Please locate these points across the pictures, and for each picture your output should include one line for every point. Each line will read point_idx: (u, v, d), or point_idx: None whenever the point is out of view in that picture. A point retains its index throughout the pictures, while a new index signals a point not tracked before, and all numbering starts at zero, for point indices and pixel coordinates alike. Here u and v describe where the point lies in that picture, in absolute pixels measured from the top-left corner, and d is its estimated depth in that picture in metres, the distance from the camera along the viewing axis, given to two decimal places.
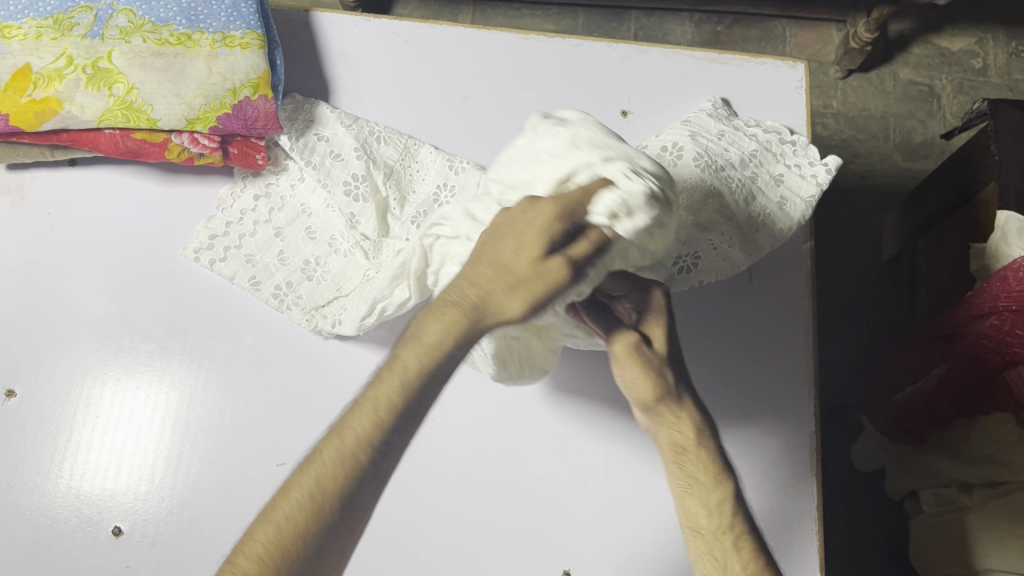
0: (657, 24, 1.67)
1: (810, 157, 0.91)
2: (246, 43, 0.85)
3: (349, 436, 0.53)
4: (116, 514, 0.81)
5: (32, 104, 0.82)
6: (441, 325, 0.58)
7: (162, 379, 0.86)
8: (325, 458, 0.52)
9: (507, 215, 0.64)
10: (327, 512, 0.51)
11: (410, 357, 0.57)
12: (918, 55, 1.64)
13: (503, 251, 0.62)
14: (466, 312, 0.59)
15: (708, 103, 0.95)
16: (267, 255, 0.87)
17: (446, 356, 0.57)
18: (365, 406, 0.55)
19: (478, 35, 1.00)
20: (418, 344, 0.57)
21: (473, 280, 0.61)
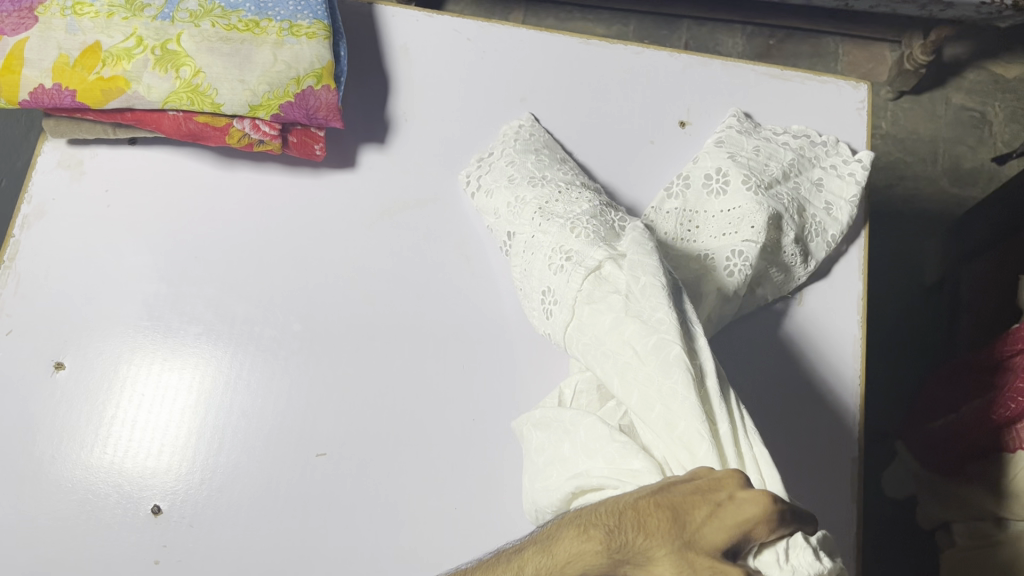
0: (708, 35, 1.65)
1: (842, 155, 0.92)
2: (312, 33, 0.86)
3: None
4: (156, 493, 0.82)
5: (99, 82, 0.83)
6: (578, 539, 0.49)
7: (209, 363, 0.86)
8: None
9: (713, 477, 0.52)
10: None
11: (532, 561, 0.50)
12: (972, 81, 1.61)
13: (694, 514, 0.50)
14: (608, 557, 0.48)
15: (730, 117, 0.93)
16: (490, 208, 0.88)
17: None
18: None
19: (538, 37, 0.99)
20: (548, 556, 0.50)
21: (641, 523, 0.49)
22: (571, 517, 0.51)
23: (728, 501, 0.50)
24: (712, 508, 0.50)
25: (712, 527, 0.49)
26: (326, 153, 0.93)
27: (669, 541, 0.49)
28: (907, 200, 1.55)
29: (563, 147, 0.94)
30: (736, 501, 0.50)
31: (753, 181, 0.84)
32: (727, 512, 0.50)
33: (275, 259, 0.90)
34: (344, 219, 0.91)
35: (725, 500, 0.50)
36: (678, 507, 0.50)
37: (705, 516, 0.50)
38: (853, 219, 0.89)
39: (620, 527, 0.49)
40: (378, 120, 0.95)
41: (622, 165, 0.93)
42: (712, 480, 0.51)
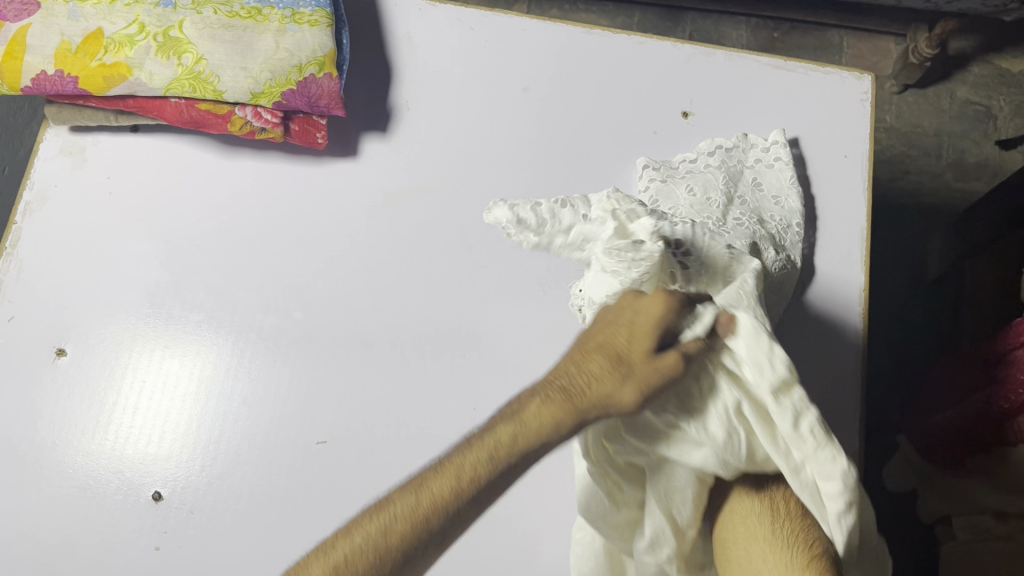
0: (713, 26, 1.64)
1: (757, 144, 0.92)
2: (315, 21, 0.86)
3: (426, 498, 0.48)
4: (157, 479, 0.82)
5: (102, 69, 0.83)
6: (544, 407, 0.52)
7: (210, 351, 0.86)
8: (396, 511, 0.47)
9: (611, 310, 0.60)
10: (396, 552, 0.46)
11: (520, 419, 0.51)
12: (977, 74, 1.61)
13: (616, 336, 0.57)
14: (574, 406, 0.53)
15: (642, 165, 0.91)
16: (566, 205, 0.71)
17: (543, 445, 0.51)
18: (449, 470, 0.49)
19: (542, 26, 0.99)
20: (521, 422, 0.51)
21: (581, 365, 0.56)
22: (529, 392, 0.54)
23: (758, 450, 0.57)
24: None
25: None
26: (327, 141, 0.93)
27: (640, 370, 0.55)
28: (912, 194, 1.54)
29: (566, 138, 0.94)
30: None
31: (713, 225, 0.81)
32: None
33: (277, 246, 0.90)
34: (345, 209, 0.91)
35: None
36: (615, 347, 0.57)
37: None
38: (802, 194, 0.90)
39: (575, 386, 0.54)
40: (380, 109, 0.95)
41: (625, 156, 0.93)
42: (619, 306, 0.59)
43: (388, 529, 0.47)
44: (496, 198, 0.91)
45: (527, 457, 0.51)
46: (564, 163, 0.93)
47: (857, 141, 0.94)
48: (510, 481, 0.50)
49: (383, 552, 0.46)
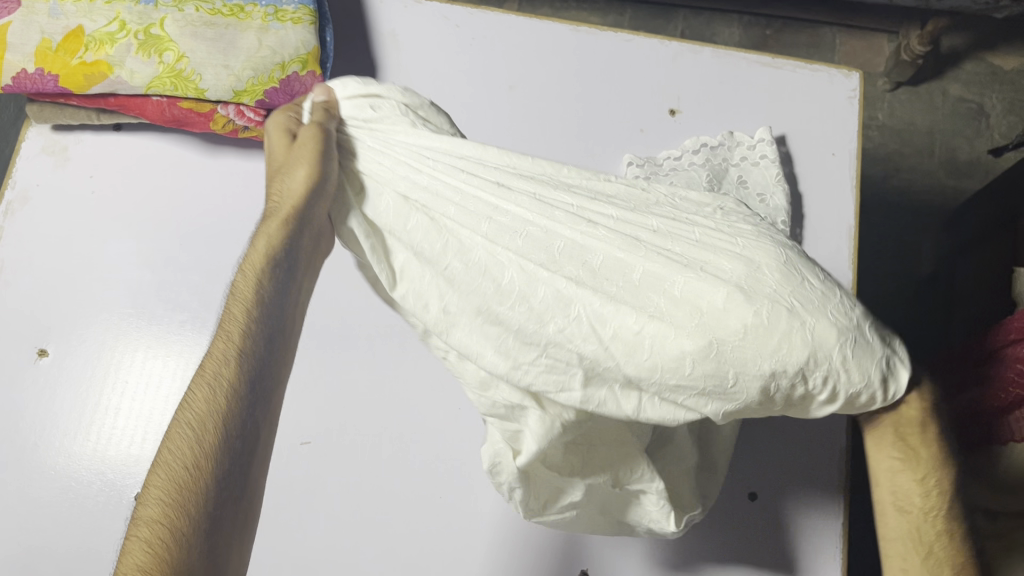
0: (705, 24, 1.64)
1: (744, 141, 0.91)
2: (297, 19, 0.85)
3: (217, 348, 0.48)
4: (139, 481, 0.81)
5: (82, 66, 0.82)
6: (275, 228, 0.54)
7: (193, 351, 0.86)
8: (203, 379, 0.47)
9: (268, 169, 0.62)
10: (230, 406, 0.46)
11: (244, 284, 0.51)
12: (969, 72, 1.60)
13: (275, 177, 0.59)
14: (288, 216, 0.55)
15: (628, 160, 0.91)
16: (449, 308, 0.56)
17: (284, 253, 0.54)
18: (233, 312, 0.50)
19: (528, 24, 0.98)
20: (249, 261, 0.52)
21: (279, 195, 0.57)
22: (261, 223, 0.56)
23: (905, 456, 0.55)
24: (895, 469, 0.56)
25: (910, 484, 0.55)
26: None
27: (321, 165, 0.58)
28: (903, 192, 1.54)
29: (551, 136, 0.94)
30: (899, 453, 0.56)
31: None
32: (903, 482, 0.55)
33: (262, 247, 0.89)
34: None
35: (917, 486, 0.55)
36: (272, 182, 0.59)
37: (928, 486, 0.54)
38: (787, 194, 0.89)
39: (288, 196, 0.56)
40: None
41: (611, 155, 0.93)
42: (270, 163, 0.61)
43: (201, 413, 0.45)
44: None
45: (284, 275, 0.53)
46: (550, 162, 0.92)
47: (845, 138, 0.93)
48: (282, 298, 0.52)
49: (216, 430, 0.44)
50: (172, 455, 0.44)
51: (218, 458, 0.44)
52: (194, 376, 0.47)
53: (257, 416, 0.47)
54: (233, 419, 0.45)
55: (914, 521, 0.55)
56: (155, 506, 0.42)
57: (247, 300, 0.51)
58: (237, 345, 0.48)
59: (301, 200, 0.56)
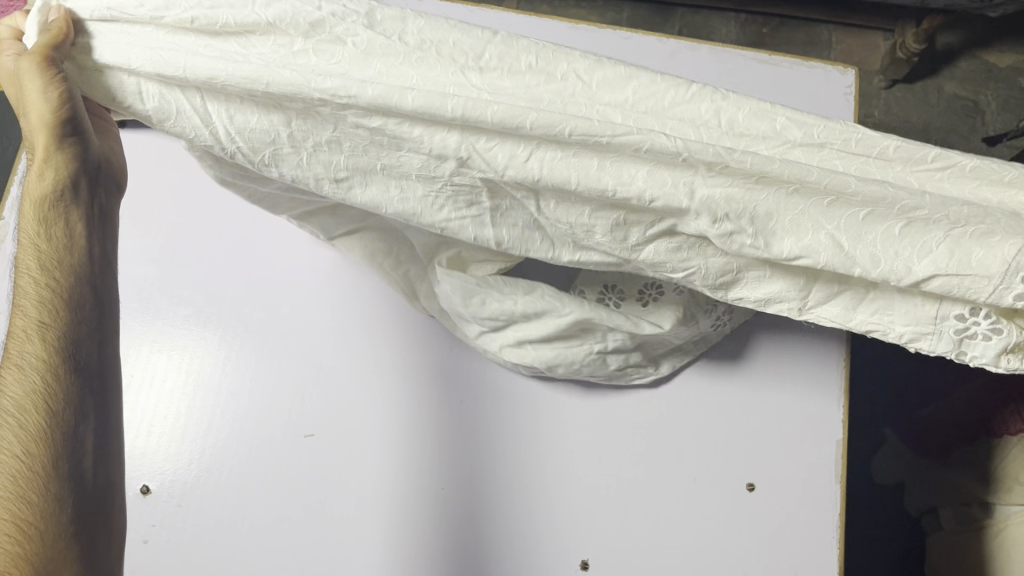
0: (702, 22, 1.65)
1: None
2: None
3: (13, 360, 0.52)
4: (144, 472, 0.82)
5: None
6: (38, 174, 0.52)
7: (198, 344, 0.87)
8: (13, 391, 0.52)
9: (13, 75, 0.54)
10: (53, 430, 0.51)
11: (29, 271, 0.53)
12: (965, 69, 1.62)
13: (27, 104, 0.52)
14: (58, 182, 0.53)
15: None
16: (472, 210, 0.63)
17: (67, 230, 0.54)
18: (28, 318, 0.53)
19: (528, 22, 1.00)
20: (45, 241, 0.53)
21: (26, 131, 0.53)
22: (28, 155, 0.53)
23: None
24: None
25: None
26: None
27: (77, 119, 0.53)
28: None
29: None
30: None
31: None
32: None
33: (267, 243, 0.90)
34: None
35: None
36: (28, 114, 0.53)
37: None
38: None
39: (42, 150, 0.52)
40: None
41: None
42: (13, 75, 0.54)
43: (29, 434, 0.51)
44: None
45: (89, 265, 0.55)
46: None
47: None
48: (94, 287, 0.55)
49: (43, 454, 0.51)
50: (5, 474, 0.50)
51: (54, 479, 0.51)
52: (4, 380, 0.52)
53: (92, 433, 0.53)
54: (56, 443, 0.51)
55: None
56: (1, 524, 0.49)
57: (59, 302, 0.53)
58: (56, 367, 0.52)
59: (58, 188, 0.53)
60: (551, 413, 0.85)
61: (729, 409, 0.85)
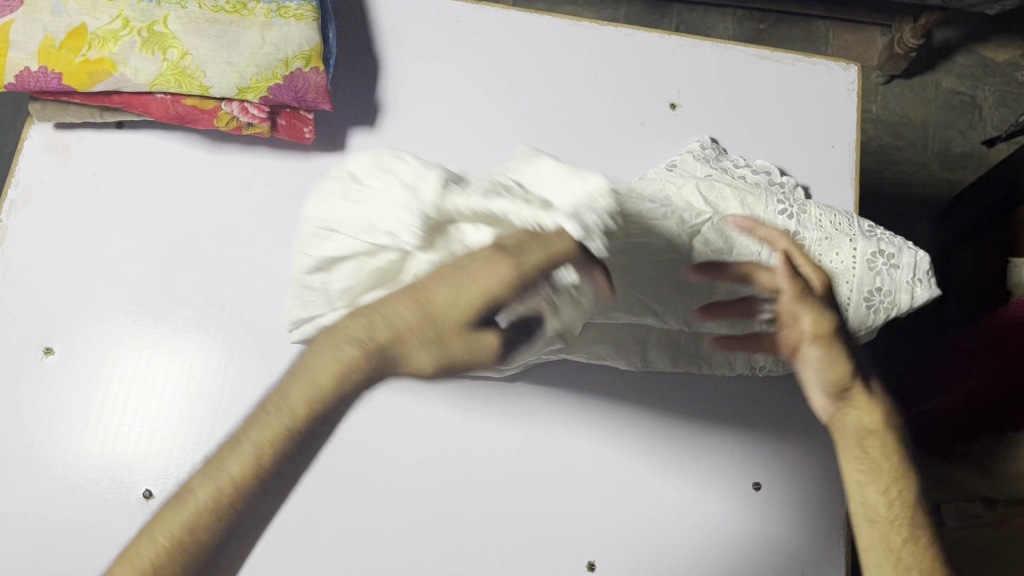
0: (700, 18, 1.64)
1: (767, 168, 0.90)
2: (300, 15, 0.85)
3: (245, 452, 0.47)
4: (148, 477, 0.82)
5: (85, 65, 0.82)
6: (415, 313, 0.54)
7: (200, 347, 0.86)
8: (226, 474, 0.47)
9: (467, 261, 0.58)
10: (199, 555, 0.46)
11: (297, 400, 0.49)
12: (963, 64, 1.62)
13: (437, 295, 0.56)
14: (364, 349, 0.52)
15: (696, 144, 0.91)
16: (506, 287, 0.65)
17: (338, 395, 0.51)
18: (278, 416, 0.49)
19: (528, 19, 0.99)
20: (312, 384, 0.50)
21: (391, 318, 0.54)
22: (350, 315, 0.54)
23: (831, 392, 0.62)
24: (856, 445, 0.60)
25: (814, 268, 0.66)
26: (316, 136, 0.93)
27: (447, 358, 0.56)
28: (899, 184, 1.55)
29: (553, 131, 0.94)
30: (773, 241, 0.67)
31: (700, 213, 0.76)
32: (850, 416, 0.61)
33: (268, 244, 0.90)
34: None
35: (855, 412, 0.61)
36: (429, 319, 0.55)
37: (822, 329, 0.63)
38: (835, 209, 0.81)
39: (440, 334, 0.55)
40: (367, 105, 0.94)
41: (612, 150, 0.94)
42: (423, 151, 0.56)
43: (185, 543, 0.45)
44: None
45: (317, 429, 0.50)
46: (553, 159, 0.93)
47: (842, 131, 0.95)
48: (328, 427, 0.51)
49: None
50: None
51: None
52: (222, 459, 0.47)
53: (222, 559, 0.47)
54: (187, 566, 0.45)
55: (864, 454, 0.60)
56: None
57: (284, 443, 0.48)
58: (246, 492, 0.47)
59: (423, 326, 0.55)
60: (555, 417, 0.85)
61: (733, 412, 0.85)
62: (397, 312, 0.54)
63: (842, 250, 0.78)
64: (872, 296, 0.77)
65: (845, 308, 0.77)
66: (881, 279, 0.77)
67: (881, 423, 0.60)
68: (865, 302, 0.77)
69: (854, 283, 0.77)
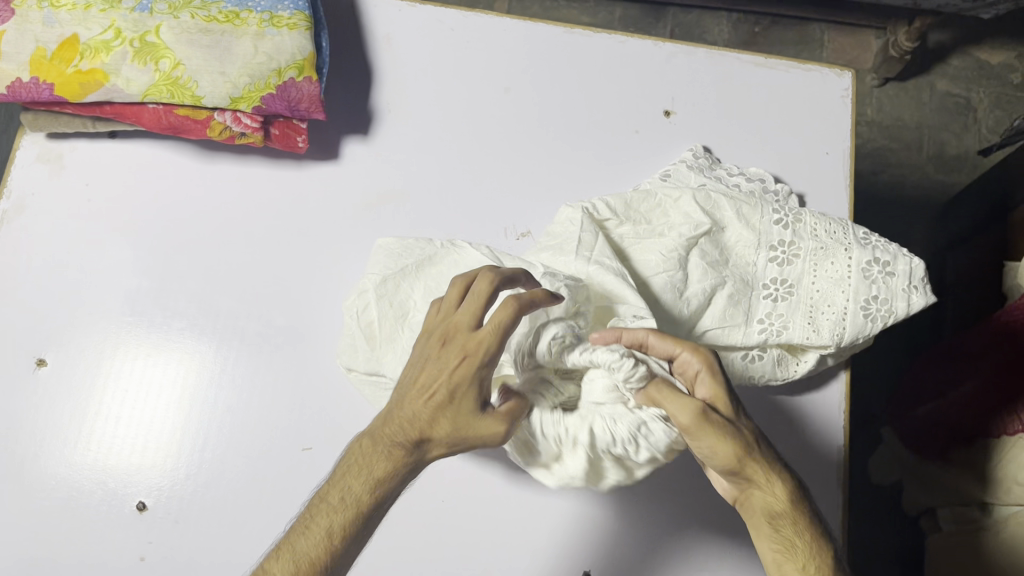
0: (695, 22, 1.64)
1: (762, 177, 0.90)
2: (293, 24, 0.84)
3: (319, 525, 0.59)
4: (141, 489, 0.81)
5: (77, 75, 0.81)
6: (382, 451, 0.61)
7: (194, 357, 0.86)
8: (308, 545, 0.58)
9: (434, 328, 0.64)
10: None
11: (360, 489, 0.60)
12: (957, 67, 1.62)
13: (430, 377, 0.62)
14: (402, 451, 0.61)
15: (688, 153, 0.91)
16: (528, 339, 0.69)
17: (390, 483, 0.60)
18: (337, 500, 0.59)
19: (522, 27, 0.98)
20: (369, 474, 0.60)
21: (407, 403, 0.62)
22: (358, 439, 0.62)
23: (735, 483, 0.64)
24: (769, 531, 0.63)
25: (705, 386, 0.64)
26: (309, 145, 0.92)
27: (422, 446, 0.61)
28: (894, 187, 1.55)
29: (548, 139, 0.94)
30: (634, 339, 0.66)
31: (677, 243, 0.79)
32: (755, 497, 0.64)
33: (261, 254, 0.89)
34: (327, 213, 0.91)
35: (761, 491, 0.63)
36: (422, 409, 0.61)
37: (688, 422, 0.60)
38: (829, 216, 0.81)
39: (432, 419, 0.61)
40: (361, 113, 0.94)
41: (606, 158, 0.94)
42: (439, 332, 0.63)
43: None
44: (475, 197, 0.92)
45: (374, 508, 0.60)
46: (547, 169, 0.93)
47: (837, 137, 0.94)
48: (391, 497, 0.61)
49: None
50: None
51: None
52: (299, 542, 0.58)
53: None
54: None
55: (773, 532, 0.63)
56: None
57: (354, 522, 0.59)
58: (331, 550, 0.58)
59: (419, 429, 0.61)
60: None
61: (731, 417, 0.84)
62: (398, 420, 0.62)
63: (837, 259, 0.78)
64: (870, 305, 0.76)
65: (843, 318, 0.77)
66: (878, 287, 0.76)
67: (784, 502, 0.63)
68: (862, 312, 0.76)
69: (850, 291, 0.77)
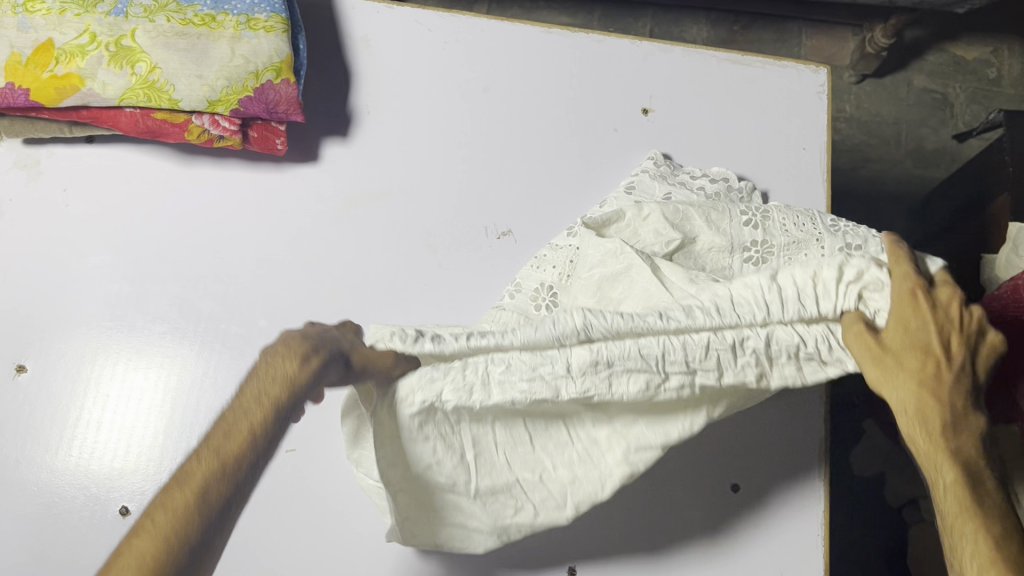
0: (673, 22, 1.65)
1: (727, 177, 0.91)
2: (270, 27, 0.84)
3: (190, 487, 0.47)
4: (123, 493, 0.81)
5: (53, 80, 0.82)
6: (252, 413, 0.51)
7: (174, 361, 0.85)
8: (172, 505, 0.46)
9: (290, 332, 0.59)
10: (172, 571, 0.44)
11: (229, 442, 0.49)
12: (934, 63, 1.63)
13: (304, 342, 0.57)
14: (281, 400, 0.53)
15: (650, 160, 0.91)
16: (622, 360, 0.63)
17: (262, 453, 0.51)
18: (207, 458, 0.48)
19: (501, 27, 0.99)
20: (241, 427, 0.50)
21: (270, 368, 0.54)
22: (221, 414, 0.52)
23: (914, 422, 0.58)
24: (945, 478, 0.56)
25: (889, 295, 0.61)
26: (289, 147, 0.93)
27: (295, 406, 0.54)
28: (873, 183, 1.56)
29: (529, 139, 0.95)
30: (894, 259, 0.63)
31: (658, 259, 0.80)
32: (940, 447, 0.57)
33: (241, 257, 0.89)
34: (308, 215, 0.91)
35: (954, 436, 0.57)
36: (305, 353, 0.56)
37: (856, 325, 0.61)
38: (795, 210, 0.81)
39: (300, 373, 0.55)
40: (340, 115, 0.94)
41: (586, 156, 0.94)
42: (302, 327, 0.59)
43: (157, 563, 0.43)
44: (455, 195, 0.92)
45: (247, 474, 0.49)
46: (526, 167, 0.94)
47: (815, 132, 0.95)
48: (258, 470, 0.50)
49: None
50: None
51: None
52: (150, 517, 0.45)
53: None
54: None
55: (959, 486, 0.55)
56: None
57: (224, 480, 0.48)
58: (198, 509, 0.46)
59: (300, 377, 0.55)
60: None
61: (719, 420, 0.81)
62: (208, 460, 0.48)
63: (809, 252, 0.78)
64: None
65: None
66: None
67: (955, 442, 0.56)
68: None
69: None
